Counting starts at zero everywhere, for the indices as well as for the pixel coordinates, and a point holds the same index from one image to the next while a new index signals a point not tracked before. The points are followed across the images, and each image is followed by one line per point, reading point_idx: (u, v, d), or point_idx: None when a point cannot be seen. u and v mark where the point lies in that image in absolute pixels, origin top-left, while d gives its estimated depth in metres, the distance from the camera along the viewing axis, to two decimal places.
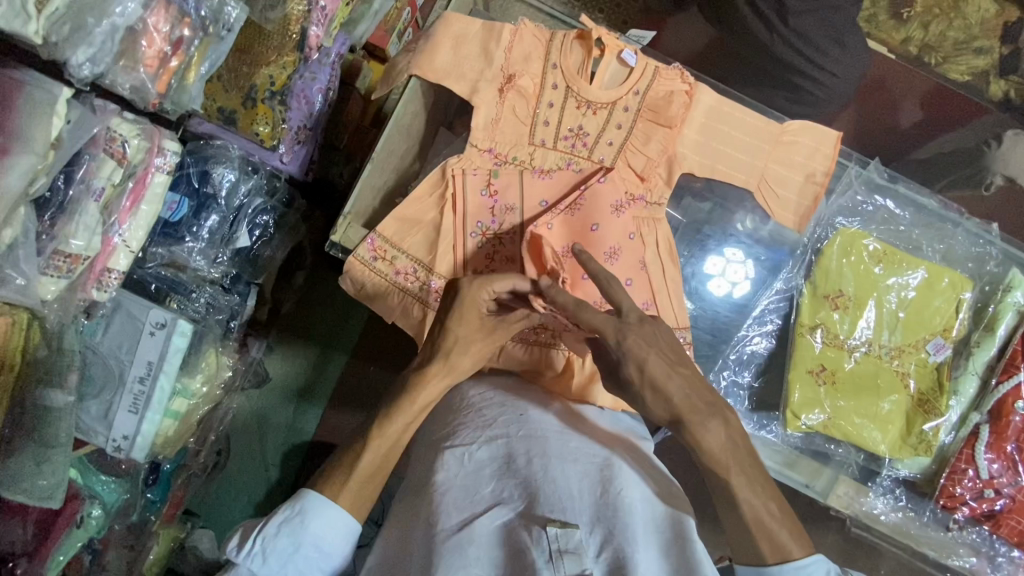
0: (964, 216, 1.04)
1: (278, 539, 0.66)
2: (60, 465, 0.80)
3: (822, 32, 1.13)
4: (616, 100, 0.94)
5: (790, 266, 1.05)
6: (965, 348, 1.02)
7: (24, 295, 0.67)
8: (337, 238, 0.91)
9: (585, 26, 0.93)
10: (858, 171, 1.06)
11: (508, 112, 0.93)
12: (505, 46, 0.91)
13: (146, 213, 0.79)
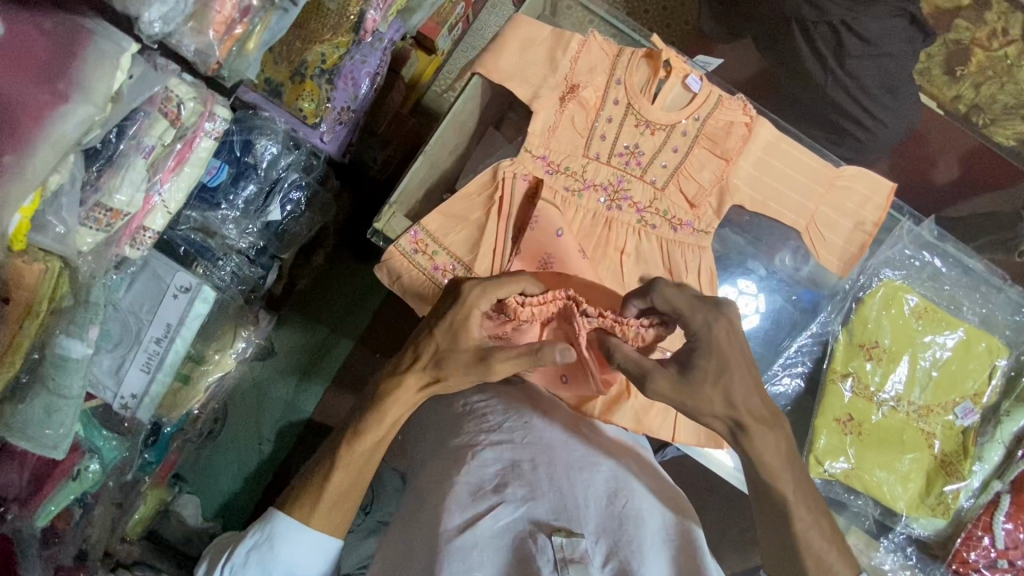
0: (1008, 283, 1.06)
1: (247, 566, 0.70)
2: (69, 417, 0.79)
3: (877, 78, 1.16)
4: (675, 123, 0.94)
5: (828, 308, 1.05)
6: (993, 416, 1.02)
7: (62, 244, 0.66)
8: (380, 226, 0.91)
9: (655, 45, 0.92)
10: (910, 227, 1.05)
11: (567, 121, 0.93)
12: (569, 57, 0.91)
13: (187, 175, 0.80)
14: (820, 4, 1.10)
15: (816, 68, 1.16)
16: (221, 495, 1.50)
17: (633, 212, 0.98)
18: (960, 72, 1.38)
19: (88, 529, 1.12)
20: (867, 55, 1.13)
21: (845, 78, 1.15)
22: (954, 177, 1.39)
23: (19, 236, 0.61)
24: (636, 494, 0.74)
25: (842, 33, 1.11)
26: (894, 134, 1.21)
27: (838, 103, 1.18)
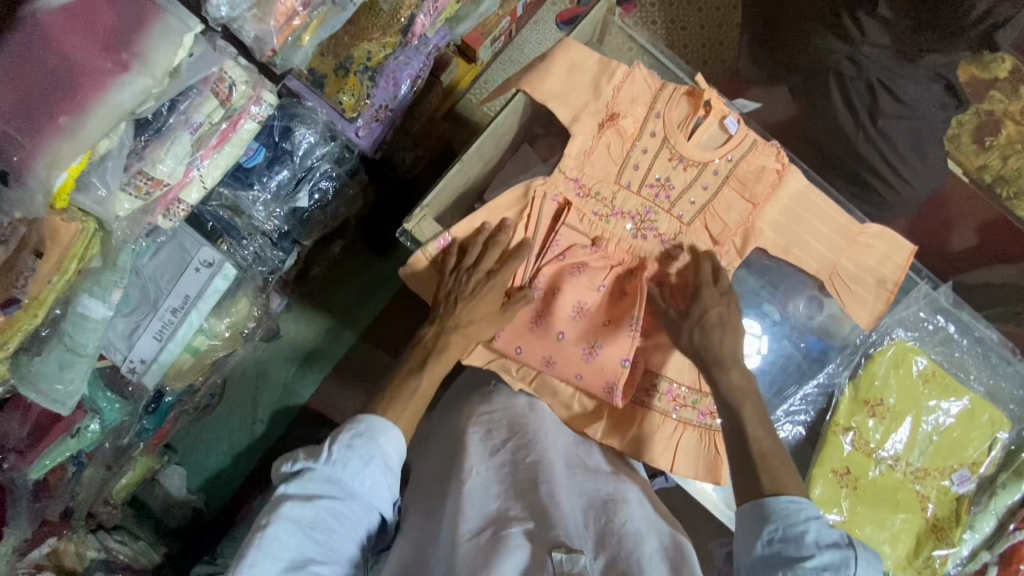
0: (1016, 357, 1.08)
1: (350, 451, 0.72)
2: (79, 375, 0.81)
3: (907, 139, 1.19)
4: (708, 162, 0.95)
5: (837, 360, 1.07)
6: (989, 487, 1.05)
7: (101, 207, 0.68)
8: (409, 228, 0.91)
9: (699, 84, 0.94)
10: (927, 290, 1.05)
11: (602, 148, 0.95)
12: (612, 88, 0.93)
13: (226, 154, 0.81)
14: (860, 62, 1.12)
15: (850, 124, 1.19)
16: (207, 470, 1.53)
17: (656, 242, 0.98)
18: (990, 142, 1.40)
19: (77, 486, 1.13)
20: (900, 117, 1.17)
21: (876, 136, 1.18)
22: (971, 244, 1.40)
23: (63, 195, 0.63)
24: (634, 511, 0.75)
25: (878, 93, 1.14)
26: (919, 194, 1.25)
27: (866, 159, 1.21)
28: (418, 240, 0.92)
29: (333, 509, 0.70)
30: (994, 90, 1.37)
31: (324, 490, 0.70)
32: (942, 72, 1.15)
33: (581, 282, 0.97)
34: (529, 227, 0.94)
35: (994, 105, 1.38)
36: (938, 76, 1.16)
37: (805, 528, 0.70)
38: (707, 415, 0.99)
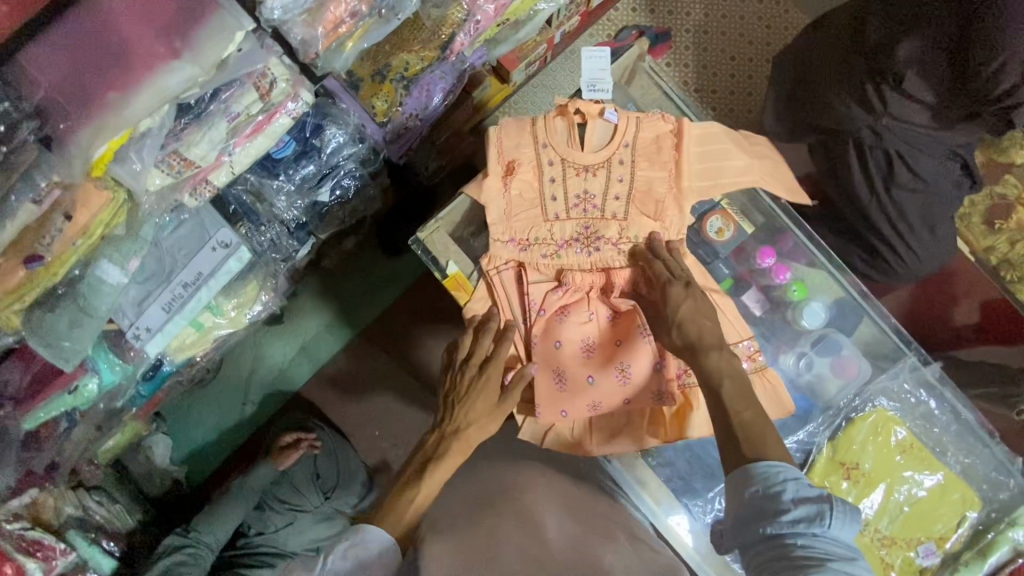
0: (994, 439, 1.08)
1: (342, 565, 0.66)
2: (88, 335, 0.84)
3: (920, 211, 1.21)
4: (609, 158, 0.96)
5: (818, 420, 1.05)
6: (952, 563, 1.02)
7: (134, 180, 0.72)
8: (423, 235, 0.98)
9: (562, 102, 0.95)
10: (913, 363, 1.06)
11: (516, 198, 0.96)
12: (495, 144, 0.95)
13: (257, 145, 0.84)
14: (880, 131, 1.15)
15: (864, 189, 1.21)
16: (194, 443, 1.56)
17: (612, 247, 0.97)
18: (999, 225, 1.41)
19: (65, 443, 1.15)
20: (913, 188, 1.19)
21: (887, 204, 1.20)
22: (974, 322, 1.43)
23: (100, 164, 0.67)
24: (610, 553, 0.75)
25: (895, 162, 1.17)
26: (928, 266, 1.26)
27: (877, 227, 1.23)
28: (429, 249, 0.97)
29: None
30: (1011, 174, 1.40)
31: None
32: (960, 150, 1.18)
33: (574, 338, 0.99)
34: (505, 311, 0.97)
35: (1008, 189, 1.40)
36: (955, 154, 1.18)
37: (782, 490, 0.66)
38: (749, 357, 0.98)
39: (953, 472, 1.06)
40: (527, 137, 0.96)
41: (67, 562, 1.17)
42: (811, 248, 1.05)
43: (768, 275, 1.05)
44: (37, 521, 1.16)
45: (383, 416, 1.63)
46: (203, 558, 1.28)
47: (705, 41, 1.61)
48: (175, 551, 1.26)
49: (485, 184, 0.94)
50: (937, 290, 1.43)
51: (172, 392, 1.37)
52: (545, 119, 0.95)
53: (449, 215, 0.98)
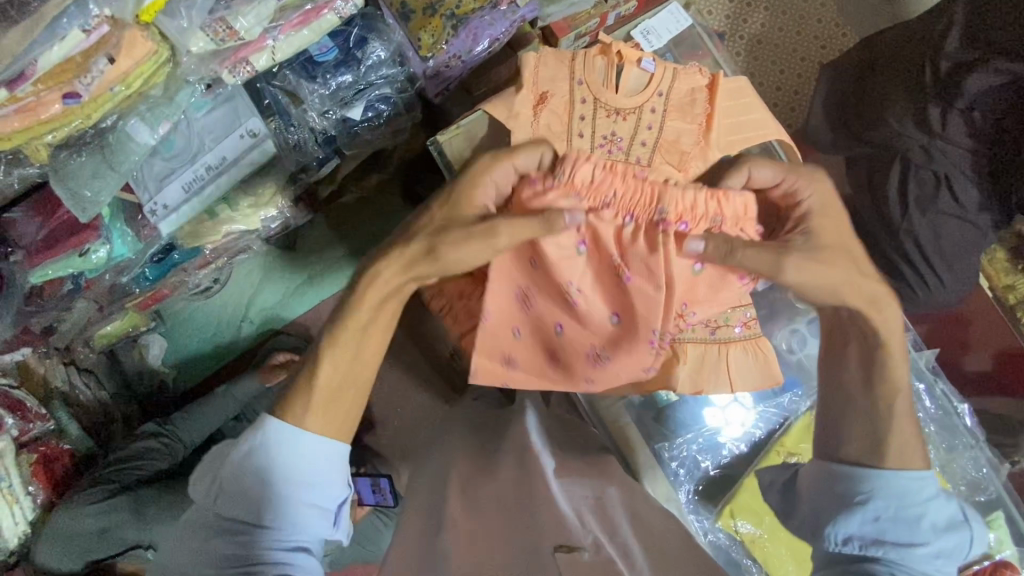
0: (980, 441, 1.03)
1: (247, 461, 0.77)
2: (107, 190, 0.86)
3: (953, 243, 1.21)
4: (641, 105, 0.94)
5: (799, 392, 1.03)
6: None
7: (179, 36, 0.74)
8: (443, 140, 0.99)
9: (604, 41, 0.94)
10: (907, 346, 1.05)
11: (543, 129, 0.93)
12: (530, 72, 0.93)
13: (302, 37, 0.86)
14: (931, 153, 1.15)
15: (898, 208, 1.20)
16: (186, 350, 1.56)
17: None
18: None
19: (67, 310, 1.18)
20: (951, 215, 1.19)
21: (921, 224, 1.19)
22: (984, 370, 1.40)
23: (150, 13, 0.71)
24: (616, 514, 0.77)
25: (942, 189, 1.17)
26: (951, 295, 1.26)
27: (902, 242, 1.21)
28: (444, 155, 1.00)
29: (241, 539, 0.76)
30: None
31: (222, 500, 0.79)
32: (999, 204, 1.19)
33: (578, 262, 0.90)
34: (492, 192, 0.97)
35: None
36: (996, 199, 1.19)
37: (923, 510, 0.79)
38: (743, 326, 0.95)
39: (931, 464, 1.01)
40: (564, 71, 0.94)
41: (44, 429, 1.21)
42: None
43: None
44: (24, 383, 1.23)
45: None
46: (173, 451, 1.29)
47: (755, 51, 1.61)
48: (152, 437, 1.28)
49: (517, 109, 0.92)
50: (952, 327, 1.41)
51: (177, 291, 1.40)
52: (585, 55, 0.94)
53: (471, 125, 0.99)
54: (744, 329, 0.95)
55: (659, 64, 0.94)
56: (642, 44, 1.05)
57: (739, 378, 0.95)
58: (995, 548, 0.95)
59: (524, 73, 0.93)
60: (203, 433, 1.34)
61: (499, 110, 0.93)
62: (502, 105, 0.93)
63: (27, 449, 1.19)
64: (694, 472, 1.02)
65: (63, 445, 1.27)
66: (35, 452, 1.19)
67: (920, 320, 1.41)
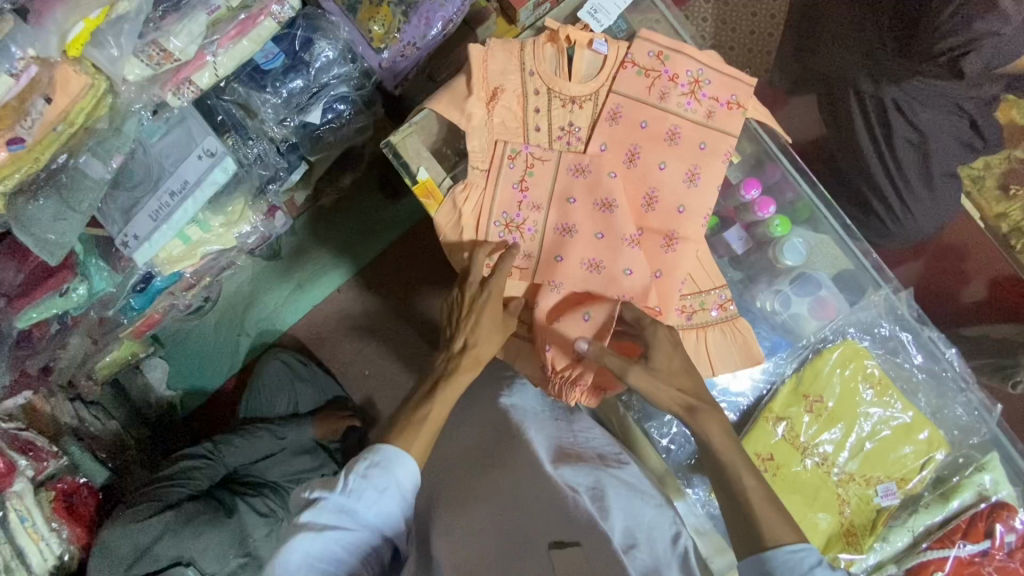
0: (971, 385, 1.00)
1: (366, 482, 0.72)
2: (72, 231, 0.84)
3: (917, 167, 1.17)
4: (598, 90, 0.93)
5: (785, 353, 0.98)
6: (911, 505, 0.96)
7: (112, 67, 0.72)
8: (394, 140, 0.90)
9: (551, 29, 0.91)
10: (886, 294, 1.00)
11: (498, 127, 0.91)
12: (479, 65, 0.88)
13: (243, 48, 0.84)
14: (878, 79, 1.11)
15: (870, 147, 1.17)
16: (190, 371, 1.58)
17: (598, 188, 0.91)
18: (1014, 191, 1.32)
19: (61, 349, 1.18)
20: (910, 143, 1.15)
21: (889, 156, 1.16)
22: (981, 299, 1.39)
23: (76, 46, 0.68)
24: (610, 494, 0.80)
25: (891, 114, 1.12)
26: (923, 227, 1.23)
27: (876, 180, 1.19)
28: (401, 154, 0.91)
29: (351, 541, 0.71)
30: None
31: (337, 520, 0.71)
32: (965, 104, 1.12)
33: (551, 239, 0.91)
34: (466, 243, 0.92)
35: None
36: (961, 110, 1.13)
37: None
38: (717, 308, 0.94)
39: (922, 413, 0.98)
40: (514, 62, 0.90)
41: (59, 465, 1.21)
42: (797, 181, 0.99)
43: (751, 209, 0.98)
44: (32, 425, 1.23)
45: (367, 357, 1.65)
46: (214, 472, 1.33)
47: None
48: (196, 459, 1.32)
49: (469, 108, 0.87)
50: (948, 262, 1.39)
51: (170, 315, 1.39)
52: (534, 44, 0.90)
53: (425, 122, 0.91)
54: (720, 312, 0.94)
55: (610, 44, 0.92)
56: (592, 25, 0.98)
57: (720, 363, 0.93)
58: (991, 490, 0.94)
59: (472, 69, 0.88)
60: (247, 459, 1.38)
61: (450, 111, 0.87)
62: (455, 107, 0.87)
63: (45, 487, 1.18)
64: (684, 446, 0.99)
65: (79, 479, 1.26)
66: (52, 490, 1.19)
67: (910, 257, 1.39)
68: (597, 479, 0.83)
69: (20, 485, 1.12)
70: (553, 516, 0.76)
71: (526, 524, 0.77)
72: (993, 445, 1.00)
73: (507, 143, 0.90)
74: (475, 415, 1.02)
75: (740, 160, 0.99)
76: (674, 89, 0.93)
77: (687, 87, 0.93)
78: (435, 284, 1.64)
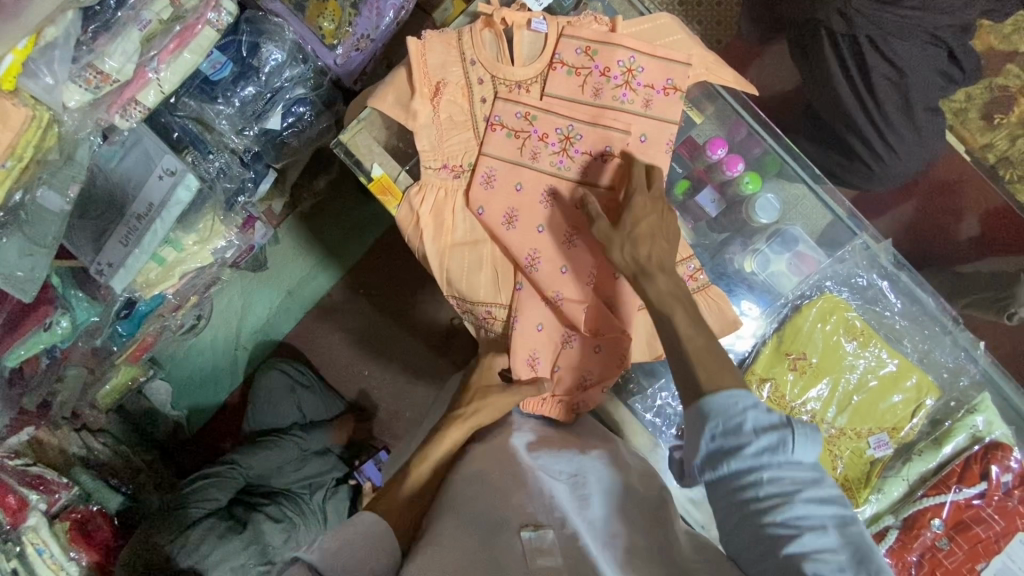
0: (957, 325, 0.99)
1: (331, 539, 0.67)
2: (42, 264, 0.81)
3: (898, 106, 1.13)
4: (544, 70, 0.92)
5: (766, 313, 0.96)
6: (906, 454, 0.96)
7: (50, 96, 0.70)
8: (345, 139, 0.93)
9: (485, 14, 0.92)
10: (863, 243, 0.97)
11: (446, 121, 0.92)
12: (417, 60, 0.90)
13: (184, 61, 0.82)
14: (849, 17, 1.06)
15: (847, 89, 1.12)
16: (193, 387, 1.58)
17: (543, 180, 0.91)
18: (998, 120, 1.30)
19: (57, 380, 1.17)
20: (890, 82, 1.10)
21: (868, 97, 1.12)
22: (976, 234, 1.36)
23: (10, 78, 0.66)
24: (592, 479, 0.79)
25: (865, 51, 1.08)
26: (911, 166, 1.20)
27: (857, 124, 1.15)
28: (354, 154, 0.93)
29: None
30: (1012, 64, 1.28)
31: None
32: (940, 34, 1.07)
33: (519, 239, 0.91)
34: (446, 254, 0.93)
35: (1011, 80, 1.29)
36: (936, 39, 1.08)
37: (742, 420, 0.61)
38: (689, 278, 0.91)
39: (909, 359, 0.97)
40: (454, 53, 0.91)
41: (70, 496, 1.22)
42: (762, 135, 0.97)
43: (720, 168, 0.95)
44: (40, 461, 1.26)
45: (365, 359, 1.63)
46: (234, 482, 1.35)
47: None
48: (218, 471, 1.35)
49: (413, 106, 0.89)
50: (940, 198, 1.36)
51: (162, 337, 1.37)
52: (470, 33, 0.90)
53: (374, 118, 0.94)
54: (693, 282, 0.91)
55: (550, 22, 0.91)
56: (530, 5, 0.94)
57: None
58: (984, 431, 0.93)
59: (411, 65, 0.90)
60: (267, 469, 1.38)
61: (394, 110, 0.90)
62: (399, 106, 0.89)
63: (59, 519, 1.20)
64: (670, 418, 1.02)
65: (92, 507, 1.27)
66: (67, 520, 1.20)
67: (901, 199, 1.36)
68: (578, 467, 0.81)
69: (34, 518, 1.12)
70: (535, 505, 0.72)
71: (510, 510, 0.71)
72: (986, 384, 0.98)
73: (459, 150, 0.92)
74: None
75: (701, 120, 0.96)
76: (613, 89, 0.91)
77: (624, 73, 0.91)
78: (422, 280, 1.61)
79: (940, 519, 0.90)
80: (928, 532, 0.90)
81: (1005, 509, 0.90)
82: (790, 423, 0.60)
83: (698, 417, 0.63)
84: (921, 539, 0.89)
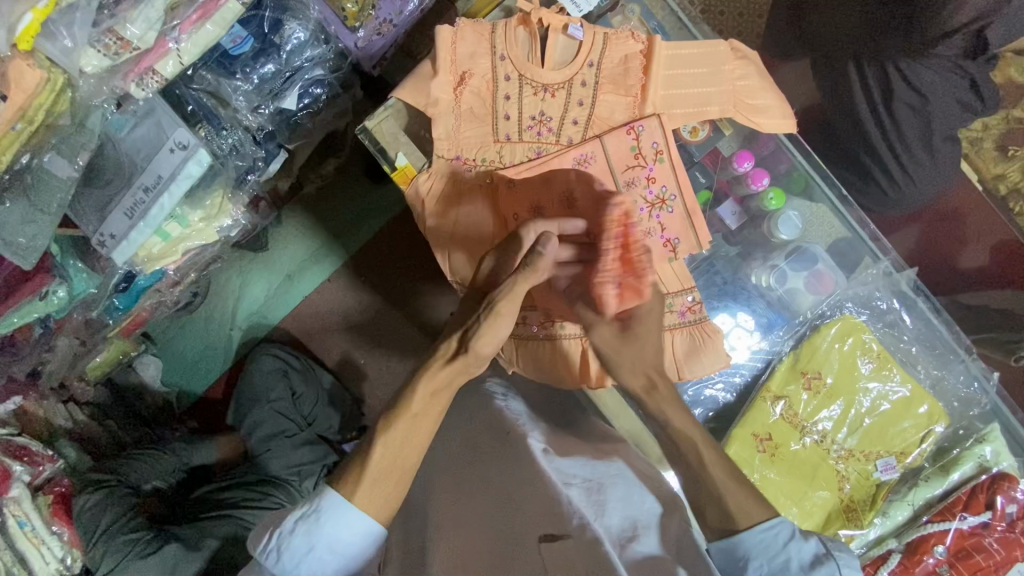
0: (971, 354, 0.99)
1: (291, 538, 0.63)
2: (44, 233, 0.76)
3: (919, 133, 1.13)
4: (571, 78, 0.90)
5: (782, 330, 0.98)
6: (911, 479, 0.97)
7: (68, 59, 0.68)
8: (370, 125, 0.92)
9: (524, 11, 0.89)
10: (887, 270, 0.98)
11: (467, 113, 0.90)
12: (447, 46, 0.88)
13: (207, 33, 0.81)
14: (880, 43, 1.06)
15: (869, 112, 1.13)
16: (183, 358, 1.55)
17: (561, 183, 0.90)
18: (1013, 152, 1.33)
19: (49, 351, 1.14)
20: (911, 109, 1.11)
21: (890, 123, 1.12)
22: (980, 264, 1.38)
23: (26, 38, 0.64)
24: (608, 487, 0.78)
25: (894, 81, 1.08)
26: (925, 192, 1.21)
27: (874, 148, 1.16)
28: (378, 140, 0.92)
29: None
30: None
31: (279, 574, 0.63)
32: (966, 65, 1.06)
33: (447, 231, 0.92)
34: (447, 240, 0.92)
35: None
36: (960, 69, 1.07)
37: (785, 555, 0.66)
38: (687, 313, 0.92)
39: (922, 386, 0.98)
40: (485, 45, 0.89)
41: (55, 469, 1.16)
42: (791, 151, 0.97)
43: (745, 182, 0.95)
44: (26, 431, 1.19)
45: (366, 346, 1.61)
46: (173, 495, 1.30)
47: None
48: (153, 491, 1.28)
49: (435, 93, 0.87)
50: (947, 228, 1.37)
51: (157, 311, 1.34)
52: (504, 27, 0.89)
53: (398, 104, 0.92)
54: (690, 314, 0.92)
55: (587, 29, 0.89)
56: (569, 10, 0.91)
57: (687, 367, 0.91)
58: (991, 462, 0.95)
59: (439, 52, 0.88)
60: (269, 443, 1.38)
61: (416, 95, 0.88)
62: (419, 91, 0.88)
63: (42, 492, 1.13)
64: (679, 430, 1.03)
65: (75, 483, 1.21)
66: (50, 493, 1.12)
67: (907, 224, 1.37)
68: (596, 473, 0.81)
69: (18, 489, 1.05)
70: (551, 517, 0.72)
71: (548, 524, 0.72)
72: (993, 415, 0.99)
73: (477, 141, 0.91)
74: (461, 410, 1.01)
75: (731, 132, 0.95)
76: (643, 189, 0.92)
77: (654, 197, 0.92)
78: (428, 272, 1.59)
79: (943, 545, 0.91)
80: (931, 558, 0.91)
81: (1005, 539, 0.92)
82: (830, 554, 0.66)
83: (728, 555, 0.69)
84: (924, 565, 0.91)
